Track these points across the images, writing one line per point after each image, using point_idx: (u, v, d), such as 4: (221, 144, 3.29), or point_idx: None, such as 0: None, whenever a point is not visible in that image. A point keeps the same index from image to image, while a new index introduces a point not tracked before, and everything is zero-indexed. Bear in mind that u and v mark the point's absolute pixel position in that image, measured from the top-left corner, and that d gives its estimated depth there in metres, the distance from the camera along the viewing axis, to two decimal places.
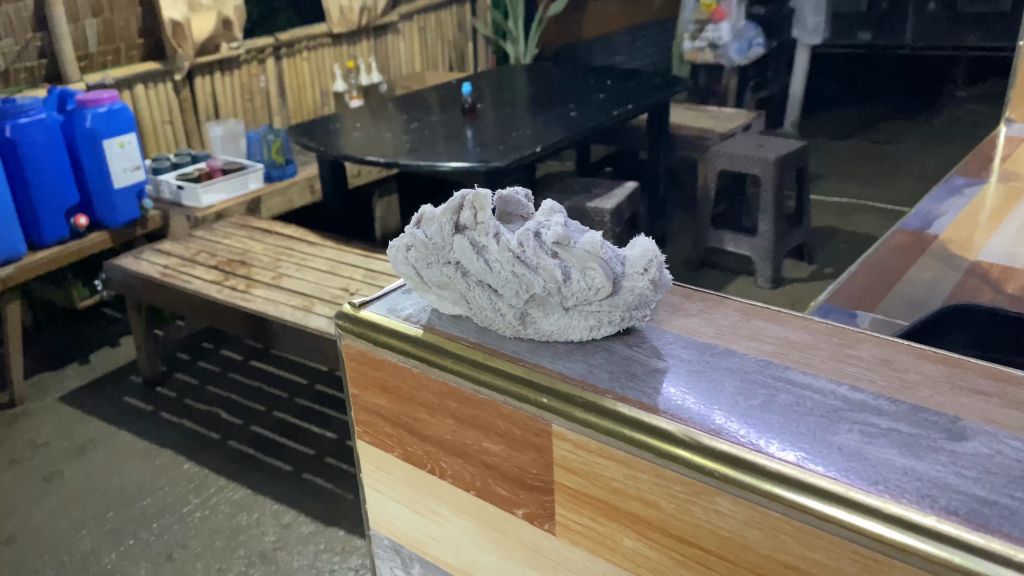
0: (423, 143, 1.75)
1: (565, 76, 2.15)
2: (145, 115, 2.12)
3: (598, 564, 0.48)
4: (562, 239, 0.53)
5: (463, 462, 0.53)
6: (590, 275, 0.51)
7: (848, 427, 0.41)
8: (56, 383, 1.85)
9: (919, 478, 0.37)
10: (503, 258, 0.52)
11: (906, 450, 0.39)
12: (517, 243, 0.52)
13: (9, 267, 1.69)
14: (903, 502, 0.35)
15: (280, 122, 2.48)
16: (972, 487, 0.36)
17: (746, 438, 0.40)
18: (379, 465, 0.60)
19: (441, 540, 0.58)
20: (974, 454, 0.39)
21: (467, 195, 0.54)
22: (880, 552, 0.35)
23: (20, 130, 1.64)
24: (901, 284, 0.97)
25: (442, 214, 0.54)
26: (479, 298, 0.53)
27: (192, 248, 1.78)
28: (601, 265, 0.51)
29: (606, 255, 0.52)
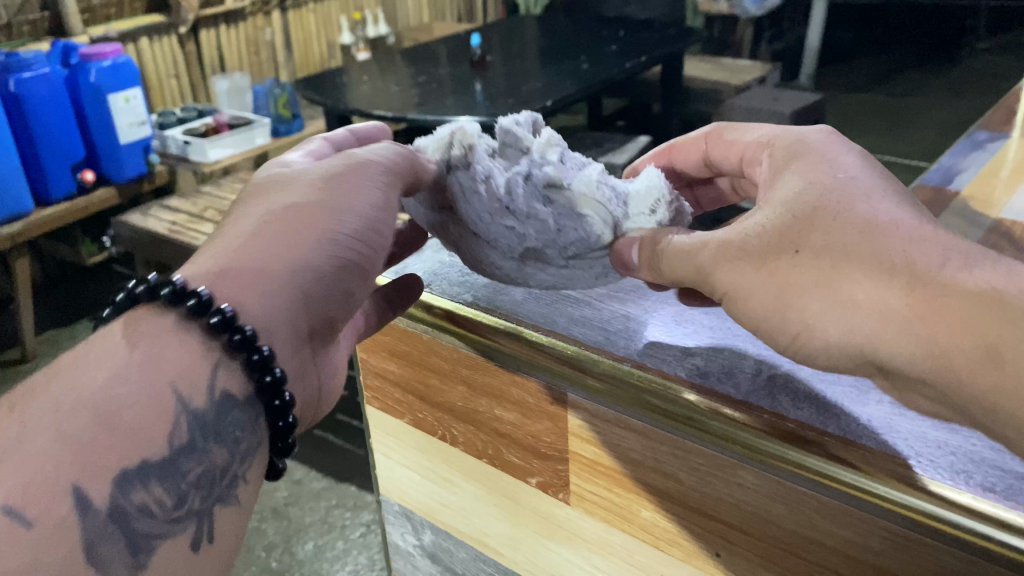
0: (432, 96, 1.72)
1: (575, 27, 2.10)
2: (150, 68, 2.09)
3: (615, 536, 0.48)
4: (554, 180, 0.49)
5: (474, 429, 0.52)
6: (587, 223, 0.49)
7: (878, 399, 0.40)
8: (68, 338, 1.86)
9: (952, 452, 0.36)
10: (491, 208, 0.49)
11: (940, 424, 0.38)
12: (505, 188, 0.49)
13: (16, 223, 1.68)
14: (937, 477, 0.34)
15: (287, 75, 2.46)
16: (1011, 463, 0.35)
17: (772, 407, 0.39)
18: (389, 430, 0.59)
19: (453, 508, 0.57)
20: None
21: (456, 132, 0.51)
22: (913, 531, 0.35)
23: (23, 84, 1.60)
24: None
25: (435, 151, 0.51)
26: (472, 246, 0.51)
27: (199, 203, 1.76)
28: (599, 212, 0.50)
29: (604, 197, 0.50)
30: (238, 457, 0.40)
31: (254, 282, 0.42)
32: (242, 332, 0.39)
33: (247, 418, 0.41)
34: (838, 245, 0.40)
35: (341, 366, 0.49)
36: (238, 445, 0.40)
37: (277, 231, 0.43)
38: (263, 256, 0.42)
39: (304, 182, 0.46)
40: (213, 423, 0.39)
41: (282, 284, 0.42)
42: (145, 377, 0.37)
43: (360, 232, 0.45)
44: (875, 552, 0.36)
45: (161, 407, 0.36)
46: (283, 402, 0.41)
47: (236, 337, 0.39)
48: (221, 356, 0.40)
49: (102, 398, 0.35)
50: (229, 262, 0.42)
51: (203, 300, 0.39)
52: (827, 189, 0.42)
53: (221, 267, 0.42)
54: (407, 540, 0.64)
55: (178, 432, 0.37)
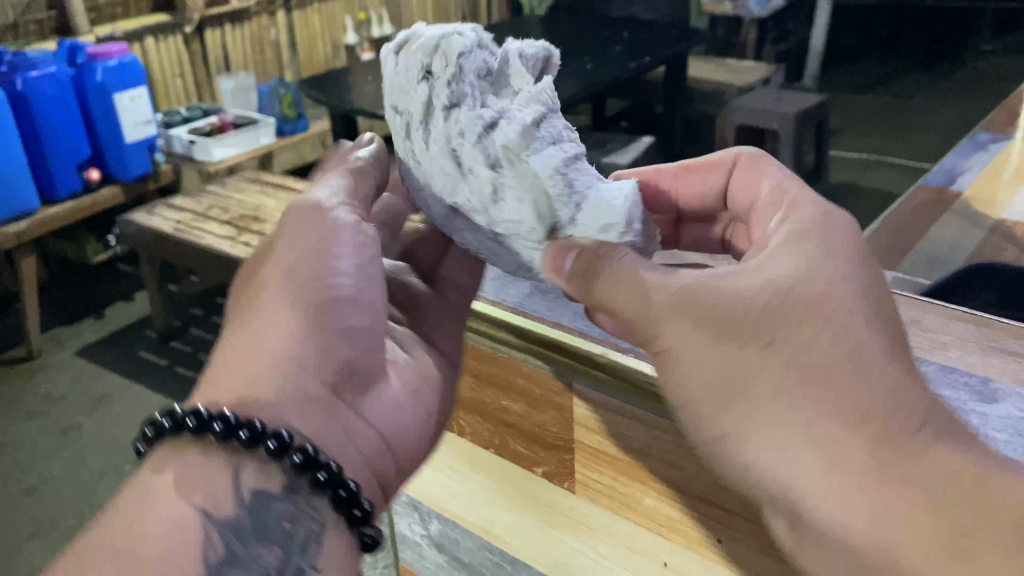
0: None
1: (580, 27, 2.11)
2: (155, 67, 2.10)
3: (618, 525, 0.50)
4: (509, 146, 0.51)
5: (485, 421, 0.56)
6: (522, 202, 0.51)
7: None
8: (73, 336, 1.87)
9: None
10: (438, 138, 0.52)
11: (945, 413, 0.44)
12: (458, 129, 0.51)
13: (23, 222, 1.68)
14: None
15: (291, 75, 2.47)
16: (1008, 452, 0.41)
17: None
18: None
19: (462, 499, 0.58)
20: (1000, 416, 0.45)
21: (445, 43, 0.52)
22: None
23: (30, 83, 1.61)
24: (924, 242, 0.96)
25: (418, 53, 0.53)
26: (415, 161, 0.55)
27: (204, 202, 1.77)
28: (538, 199, 0.51)
29: (552, 189, 0.51)
30: (294, 546, 0.42)
31: (248, 375, 0.45)
32: (245, 431, 0.41)
33: (301, 505, 0.43)
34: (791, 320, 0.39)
35: (394, 413, 0.51)
36: (293, 534, 0.42)
37: (263, 313, 0.46)
38: (249, 348, 0.45)
39: (277, 263, 0.48)
40: (253, 522, 0.41)
41: (269, 355, 0.45)
42: (170, 504, 0.39)
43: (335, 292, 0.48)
44: None
45: (188, 522, 0.39)
46: (347, 492, 0.44)
47: (244, 435, 0.41)
48: (237, 459, 0.42)
49: (123, 535, 0.38)
50: (223, 374, 0.45)
51: (217, 420, 0.41)
52: (825, 259, 0.42)
53: (211, 393, 0.44)
54: (415, 530, 0.63)
55: (213, 547, 0.40)
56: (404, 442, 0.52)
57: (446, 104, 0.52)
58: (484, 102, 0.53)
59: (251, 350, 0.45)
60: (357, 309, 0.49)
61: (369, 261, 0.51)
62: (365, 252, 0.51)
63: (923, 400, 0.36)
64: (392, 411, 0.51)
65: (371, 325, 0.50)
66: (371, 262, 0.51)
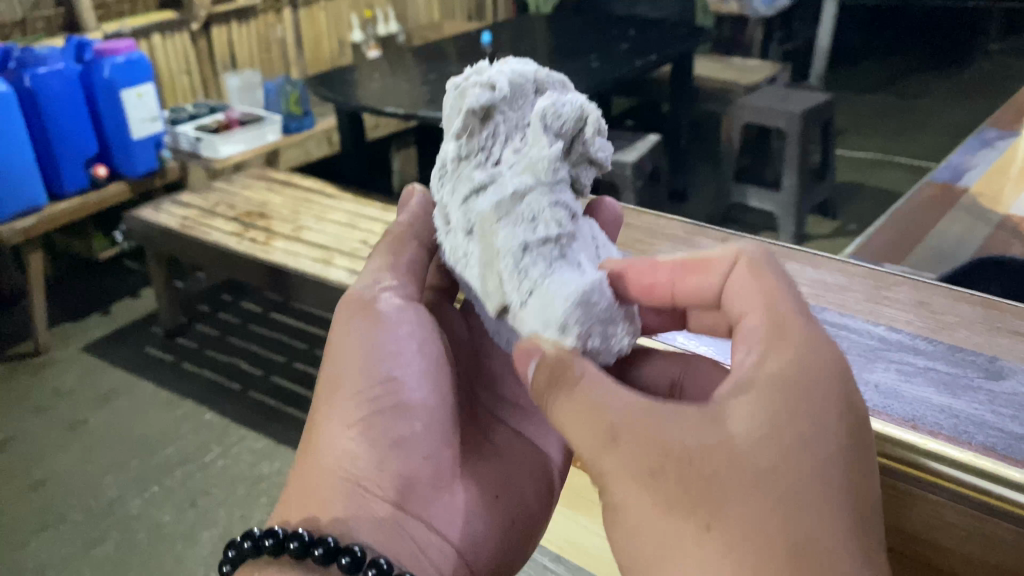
0: (442, 93, 1.73)
1: (586, 25, 2.11)
2: (162, 65, 2.11)
3: None
4: (486, 215, 0.57)
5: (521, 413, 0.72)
6: (487, 264, 0.58)
7: (889, 368, 0.62)
8: (78, 332, 1.87)
9: (955, 414, 0.57)
10: (445, 187, 0.61)
11: (943, 389, 0.59)
12: (458, 189, 0.60)
13: (31, 217, 1.68)
14: (940, 441, 0.54)
15: (298, 74, 2.47)
16: (1005, 423, 0.56)
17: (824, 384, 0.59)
18: None
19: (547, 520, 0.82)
20: (998, 391, 0.59)
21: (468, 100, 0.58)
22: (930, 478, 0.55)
23: (39, 79, 1.63)
24: (929, 242, 0.98)
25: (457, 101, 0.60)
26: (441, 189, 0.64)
27: (211, 199, 1.78)
28: (496, 268, 0.57)
29: (506, 263, 0.56)
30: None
31: (318, 492, 0.56)
32: (315, 548, 0.52)
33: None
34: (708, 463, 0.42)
35: (453, 514, 0.59)
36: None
37: (328, 439, 0.58)
38: (320, 465, 0.57)
39: (334, 392, 0.60)
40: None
41: (333, 473, 0.56)
42: None
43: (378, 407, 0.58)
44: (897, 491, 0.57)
45: None
46: (352, 558, 0.51)
47: (315, 550, 0.52)
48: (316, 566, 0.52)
49: None
50: (299, 491, 0.57)
51: (292, 539, 0.52)
52: (791, 417, 0.43)
53: (296, 513, 0.56)
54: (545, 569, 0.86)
55: None
56: (476, 543, 0.60)
57: (454, 157, 0.60)
58: (495, 157, 0.59)
59: (321, 469, 0.57)
60: (402, 418, 0.58)
61: (418, 378, 0.60)
62: (411, 372, 0.60)
63: (850, 521, 0.41)
64: (460, 514, 0.60)
65: (425, 437, 0.59)
66: (418, 379, 0.60)
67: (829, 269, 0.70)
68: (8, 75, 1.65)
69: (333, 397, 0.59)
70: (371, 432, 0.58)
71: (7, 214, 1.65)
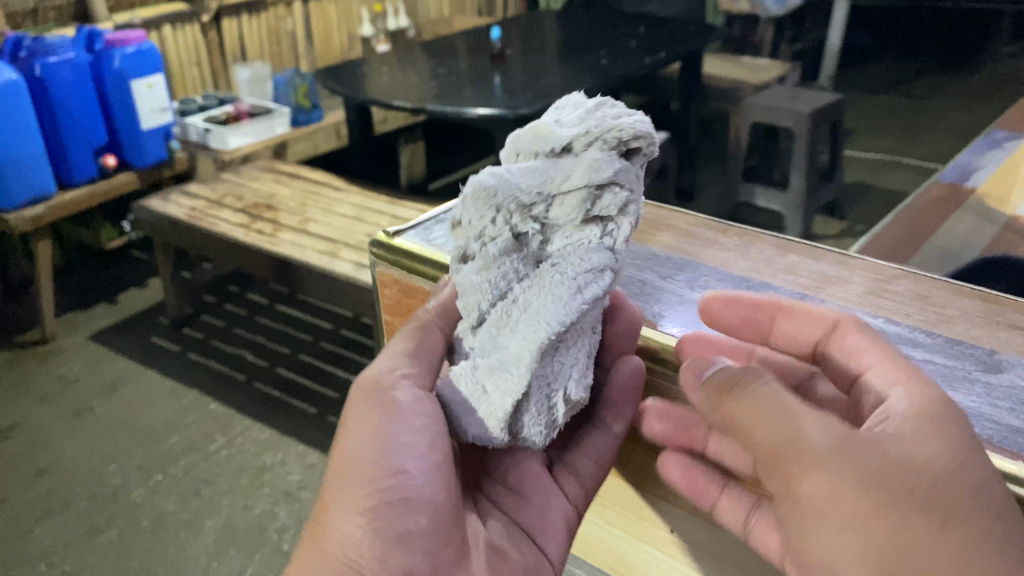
0: (450, 88, 1.73)
1: (596, 20, 2.10)
2: (172, 55, 2.11)
3: (626, 489, 0.62)
4: None
5: None
6: None
7: None
8: (86, 321, 1.88)
9: None
10: None
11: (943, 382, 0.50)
12: None
13: (40, 205, 1.69)
14: None
15: (307, 66, 2.48)
16: (1008, 418, 0.47)
17: None
18: None
19: None
20: (1000, 382, 0.50)
21: None
22: None
23: (49, 69, 1.63)
24: (935, 237, 0.94)
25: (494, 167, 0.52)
26: None
27: (219, 190, 1.79)
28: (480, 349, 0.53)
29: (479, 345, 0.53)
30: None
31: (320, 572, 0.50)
32: None
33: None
34: (903, 486, 0.41)
35: None
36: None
37: (336, 526, 0.50)
38: (323, 549, 0.50)
39: (343, 469, 0.52)
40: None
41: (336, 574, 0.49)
42: None
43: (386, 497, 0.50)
44: None
45: None
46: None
47: None
48: None
49: None
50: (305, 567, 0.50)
51: None
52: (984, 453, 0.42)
53: None
54: None
55: None
56: None
57: None
58: None
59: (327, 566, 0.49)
60: (411, 509, 0.50)
61: (426, 470, 0.51)
62: (422, 462, 0.51)
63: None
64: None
65: (428, 536, 0.49)
66: (427, 471, 0.51)
67: (832, 260, 0.68)
68: (20, 64, 1.66)
69: (343, 480, 0.51)
70: (375, 522, 0.49)
71: (16, 203, 1.66)
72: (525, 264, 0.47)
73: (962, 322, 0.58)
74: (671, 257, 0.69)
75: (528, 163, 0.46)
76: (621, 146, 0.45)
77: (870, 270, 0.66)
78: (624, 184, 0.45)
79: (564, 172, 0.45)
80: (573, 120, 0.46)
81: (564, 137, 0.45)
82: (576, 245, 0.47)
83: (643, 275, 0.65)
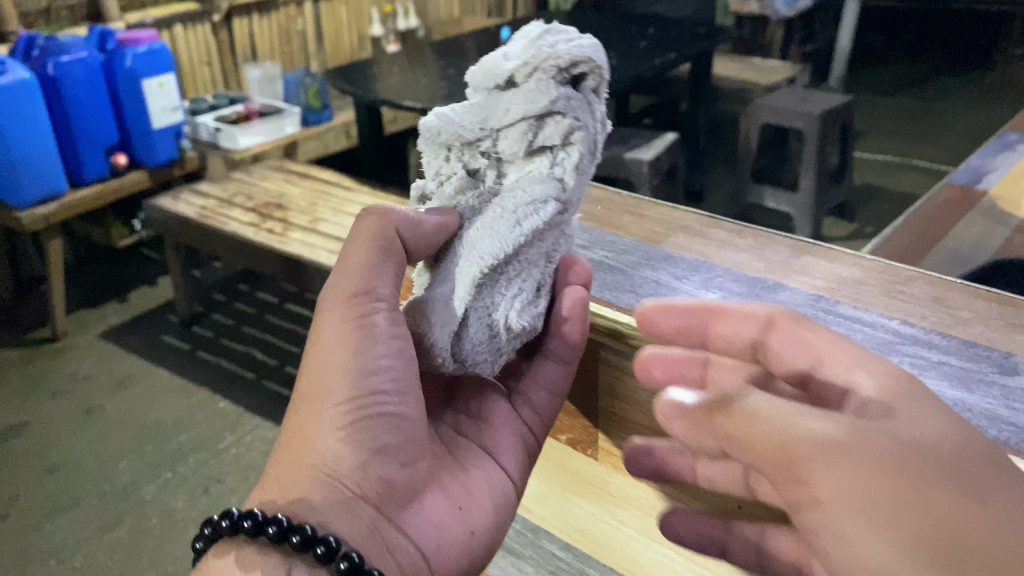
0: (459, 88, 1.74)
1: (606, 21, 2.09)
2: (183, 54, 2.12)
3: (639, 488, 0.62)
4: None
5: None
6: None
7: (900, 360, 0.53)
8: (96, 319, 1.89)
9: (971, 409, 0.47)
10: None
11: (960, 384, 0.50)
12: None
13: (52, 203, 1.70)
14: None
15: (317, 66, 2.48)
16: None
17: None
18: None
19: None
20: (1017, 385, 0.50)
21: None
22: None
23: (62, 67, 1.64)
24: (947, 240, 0.94)
25: None
26: None
27: (229, 189, 1.79)
28: None
29: None
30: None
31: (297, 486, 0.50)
32: (325, 544, 0.46)
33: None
34: (920, 464, 0.37)
35: (429, 518, 0.53)
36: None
37: (315, 435, 0.50)
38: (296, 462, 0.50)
39: (320, 376, 0.51)
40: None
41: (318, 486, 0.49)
42: None
43: (364, 409, 0.50)
44: None
45: None
46: (349, 564, 0.46)
47: (319, 548, 0.46)
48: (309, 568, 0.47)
49: None
50: (279, 480, 0.51)
51: (272, 523, 0.47)
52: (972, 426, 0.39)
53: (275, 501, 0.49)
54: None
55: None
56: (447, 556, 0.53)
57: None
58: None
59: (307, 477, 0.50)
60: (389, 424, 0.51)
61: (400, 389, 0.51)
62: (396, 381, 0.51)
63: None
64: (441, 530, 0.53)
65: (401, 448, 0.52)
66: (399, 390, 0.51)
67: (846, 261, 0.68)
68: (32, 63, 1.67)
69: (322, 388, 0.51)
70: (356, 440, 0.50)
71: (28, 201, 1.67)
72: (483, 197, 0.55)
73: (978, 324, 0.58)
74: (686, 258, 0.69)
75: (477, 102, 0.52)
76: (559, 72, 0.51)
77: (885, 272, 0.66)
78: (563, 111, 0.50)
79: (505, 105, 0.51)
80: (517, 53, 0.52)
81: (507, 70, 0.51)
82: (523, 174, 0.53)
83: (657, 276, 0.65)
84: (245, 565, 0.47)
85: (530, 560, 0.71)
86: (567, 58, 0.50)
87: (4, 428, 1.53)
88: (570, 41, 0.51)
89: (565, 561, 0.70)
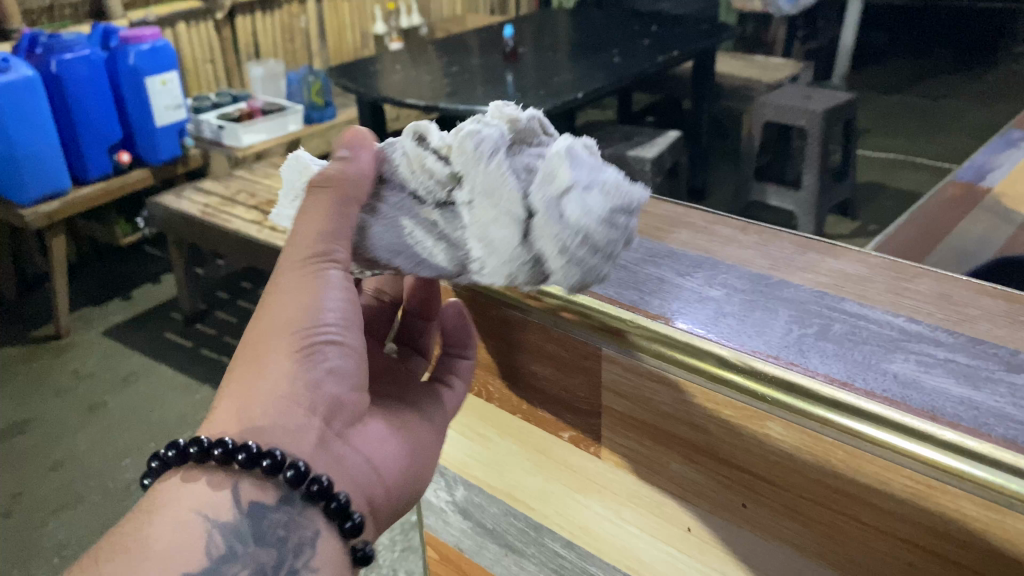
0: (462, 86, 1.73)
1: (609, 18, 2.08)
2: (186, 52, 2.12)
3: (642, 486, 0.62)
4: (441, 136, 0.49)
5: (517, 389, 0.68)
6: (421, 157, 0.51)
7: (905, 357, 0.53)
8: (100, 316, 1.89)
9: (976, 407, 0.47)
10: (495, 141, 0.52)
11: (965, 381, 0.50)
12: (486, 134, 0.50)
13: (55, 201, 1.70)
14: (959, 430, 0.44)
15: (320, 64, 2.48)
16: None
17: (814, 368, 0.51)
18: (476, 415, 0.73)
19: (498, 468, 0.73)
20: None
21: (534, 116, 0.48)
22: (936, 479, 0.44)
23: (64, 65, 1.64)
24: (952, 237, 0.94)
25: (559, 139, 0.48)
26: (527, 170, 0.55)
27: (232, 186, 1.79)
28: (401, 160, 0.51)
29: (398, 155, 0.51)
30: (289, 551, 0.45)
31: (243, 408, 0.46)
32: (272, 456, 0.44)
33: (293, 513, 0.46)
34: None
35: (378, 435, 0.51)
36: (287, 540, 0.45)
37: (262, 372, 0.46)
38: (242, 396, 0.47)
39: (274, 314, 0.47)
40: (250, 525, 0.45)
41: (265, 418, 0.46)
42: (173, 520, 0.44)
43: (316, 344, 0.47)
44: (896, 501, 0.47)
45: (190, 535, 0.43)
46: (297, 472, 0.44)
47: (265, 461, 0.44)
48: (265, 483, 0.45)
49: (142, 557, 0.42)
50: (227, 404, 0.47)
51: (215, 446, 0.45)
52: None
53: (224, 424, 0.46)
54: (441, 497, 0.80)
55: (216, 546, 0.44)
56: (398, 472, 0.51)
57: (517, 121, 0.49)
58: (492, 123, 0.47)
59: (251, 413, 0.46)
60: (340, 353, 0.48)
61: (348, 321, 0.48)
62: (345, 315, 0.48)
63: None
64: (386, 451, 0.51)
65: (353, 374, 0.49)
66: (348, 320, 0.48)
67: (851, 258, 0.68)
68: (35, 61, 1.67)
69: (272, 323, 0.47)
70: (301, 375, 0.46)
71: (31, 198, 1.67)
72: (434, 200, 0.47)
73: (984, 321, 0.57)
74: (690, 255, 0.69)
75: (507, 178, 0.43)
76: (540, 265, 0.44)
77: (889, 268, 0.65)
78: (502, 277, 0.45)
79: (500, 214, 0.44)
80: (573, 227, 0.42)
81: (544, 228, 0.42)
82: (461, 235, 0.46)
83: (661, 273, 0.65)
84: (193, 481, 0.46)
85: (533, 559, 0.74)
86: (574, 268, 0.43)
87: (8, 425, 1.53)
88: (589, 273, 0.44)
89: (568, 559, 0.71)
